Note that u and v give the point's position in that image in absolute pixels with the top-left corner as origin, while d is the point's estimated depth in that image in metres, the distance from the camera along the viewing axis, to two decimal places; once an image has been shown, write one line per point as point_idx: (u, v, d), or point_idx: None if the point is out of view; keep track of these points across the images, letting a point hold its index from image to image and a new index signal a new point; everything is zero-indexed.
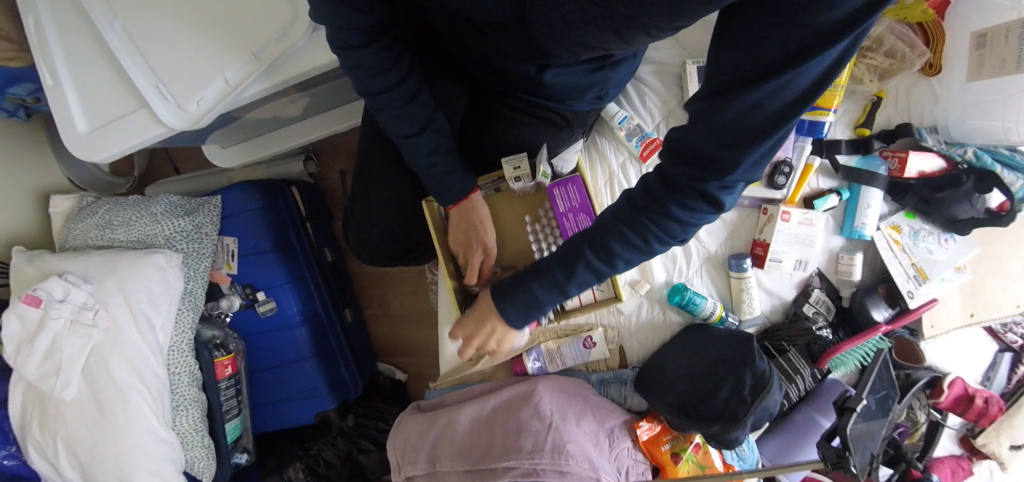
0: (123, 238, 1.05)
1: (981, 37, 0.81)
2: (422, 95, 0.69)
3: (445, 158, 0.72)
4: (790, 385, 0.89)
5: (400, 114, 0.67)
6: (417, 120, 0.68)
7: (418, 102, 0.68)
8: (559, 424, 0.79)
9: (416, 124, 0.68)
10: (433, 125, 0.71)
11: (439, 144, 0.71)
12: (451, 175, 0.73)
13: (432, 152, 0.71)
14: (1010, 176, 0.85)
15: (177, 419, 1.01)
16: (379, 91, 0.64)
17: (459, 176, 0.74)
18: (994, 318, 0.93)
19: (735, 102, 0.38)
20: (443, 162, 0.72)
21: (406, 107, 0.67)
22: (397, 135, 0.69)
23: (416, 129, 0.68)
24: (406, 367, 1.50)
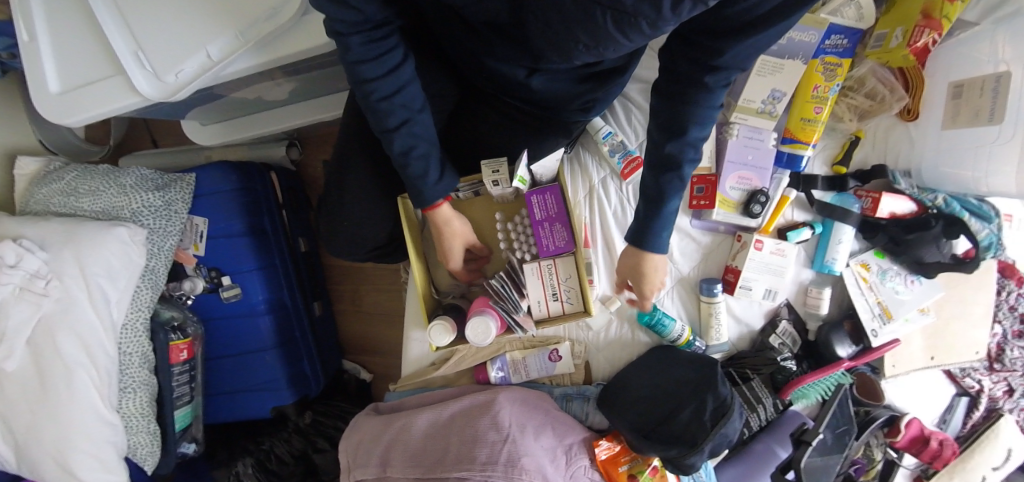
0: (87, 208, 1.01)
1: (958, 88, 0.83)
2: (405, 93, 0.64)
3: (420, 161, 0.67)
4: (751, 413, 0.89)
5: (379, 107, 0.62)
6: (400, 115, 0.64)
7: (399, 100, 0.63)
8: (516, 437, 0.77)
9: (396, 120, 0.64)
10: (411, 126, 0.65)
11: (415, 146, 0.66)
12: (423, 180, 0.69)
13: (405, 154, 0.67)
14: (978, 224, 0.87)
15: (124, 402, 0.97)
16: (370, 78, 0.60)
17: (429, 182, 0.69)
18: (953, 362, 0.95)
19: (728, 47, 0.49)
20: (417, 164, 0.68)
21: (385, 101, 0.62)
22: (381, 129, 0.64)
23: (394, 126, 0.64)
24: (372, 367, 1.47)
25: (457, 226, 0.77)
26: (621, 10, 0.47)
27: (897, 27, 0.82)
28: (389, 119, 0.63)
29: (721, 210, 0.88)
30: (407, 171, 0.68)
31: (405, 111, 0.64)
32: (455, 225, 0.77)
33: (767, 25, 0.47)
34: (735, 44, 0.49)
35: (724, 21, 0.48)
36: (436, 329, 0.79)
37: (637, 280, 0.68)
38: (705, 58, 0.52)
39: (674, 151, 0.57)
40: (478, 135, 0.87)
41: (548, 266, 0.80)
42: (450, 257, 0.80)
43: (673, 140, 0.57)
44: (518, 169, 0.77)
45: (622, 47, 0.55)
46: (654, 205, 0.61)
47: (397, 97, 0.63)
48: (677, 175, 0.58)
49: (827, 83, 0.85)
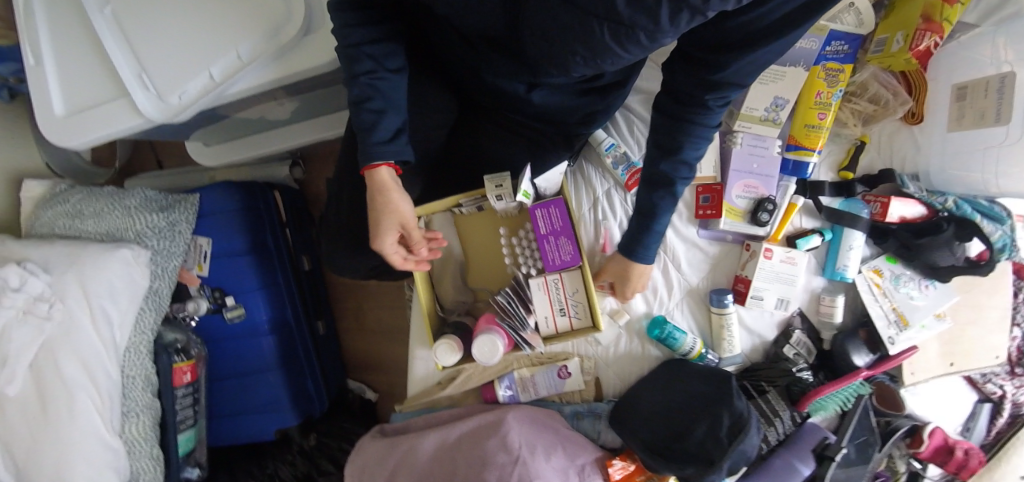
0: (92, 230, 1.02)
1: (961, 90, 0.83)
2: (377, 46, 0.62)
3: (370, 113, 0.62)
4: (768, 427, 0.84)
5: (348, 52, 0.60)
6: (365, 65, 0.60)
7: (369, 50, 0.61)
8: (527, 459, 0.74)
9: (361, 68, 0.61)
10: (373, 78, 0.62)
11: (371, 98, 0.62)
12: (366, 133, 0.63)
13: (360, 103, 0.62)
14: (990, 226, 0.85)
15: (126, 426, 0.95)
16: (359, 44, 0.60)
17: (376, 137, 0.63)
18: (973, 368, 0.92)
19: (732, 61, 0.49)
20: (368, 114, 0.62)
21: (352, 47, 0.60)
22: (372, 141, 0.63)
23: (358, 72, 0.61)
24: (377, 385, 1.45)
25: (402, 204, 0.67)
26: (619, 20, 0.47)
27: (897, 32, 0.81)
28: (353, 64, 0.60)
29: (728, 219, 0.87)
30: (358, 121, 0.63)
31: (370, 61, 0.61)
32: (399, 200, 0.66)
33: (773, 38, 0.47)
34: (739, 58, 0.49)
35: (730, 34, 0.48)
36: (442, 348, 0.78)
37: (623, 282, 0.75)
38: (708, 72, 0.52)
39: (665, 170, 0.61)
40: (481, 150, 0.86)
41: (554, 280, 0.79)
42: (380, 233, 0.68)
43: (666, 158, 0.60)
44: (522, 183, 0.76)
45: (621, 60, 0.54)
46: (644, 220, 0.65)
47: (366, 46, 0.60)
48: (669, 193, 0.62)
49: (829, 89, 0.84)
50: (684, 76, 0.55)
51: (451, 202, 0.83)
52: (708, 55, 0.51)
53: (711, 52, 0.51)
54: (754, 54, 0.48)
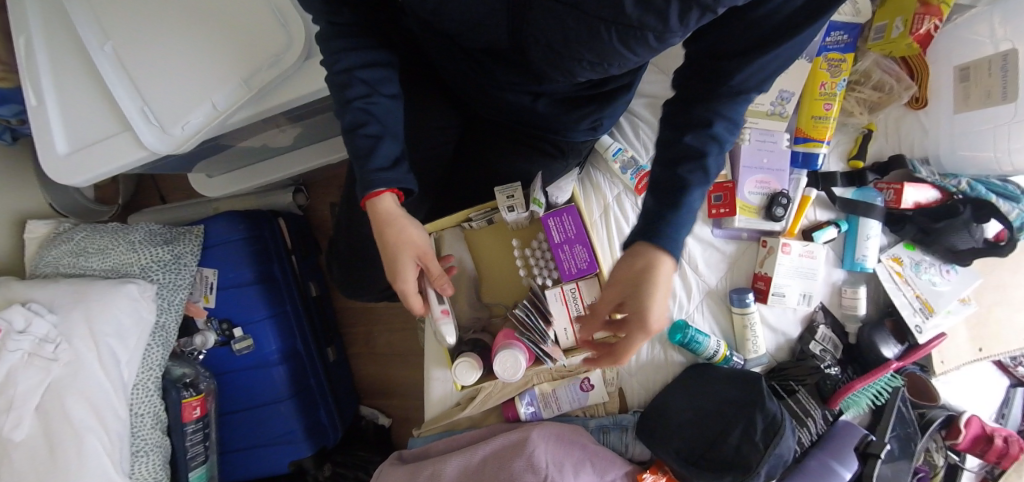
0: (96, 267, 1.00)
1: (964, 70, 0.83)
2: (369, 68, 0.58)
3: (365, 139, 0.57)
4: (801, 429, 0.81)
5: (337, 78, 0.56)
6: (359, 87, 0.57)
7: (361, 72, 0.57)
8: (555, 478, 0.72)
9: (352, 91, 0.57)
10: (370, 102, 0.58)
11: (366, 123, 0.57)
12: (365, 158, 0.57)
13: (354, 129, 0.57)
14: (1006, 205, 0.84)
15: (135, 466, 0.92)
16: (342, 49, 0.56)
17: (374, 160, 0.57)
18: (1003, 352, 0.90)
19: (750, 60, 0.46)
20: (365, 140, 0.57)
21: (345, 71, 0.56)
22: (368, 169, 0.57)
23: (349, 98, 0.57)
24: (390, 410, 1.41)
25: (410, 230, 0.58)
26: (627, 23, 0.46)
27: (896, 18, 0.82)
28: (346, 88, 0.57)
29: (743, 216, 0.86)
30: (353, 149, 0.57)
31: (364, 85, 0.58)
32: (408, 227, 0.58)
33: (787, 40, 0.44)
34: (751, 61, 0.46)
35: (735, 40, 0.47)
36: (461, 367, 0.74)
37: (635, 296, 0.47)
38: (724, 78, 0.48)
39: (693, 142, 0.48)
40: (488, 163, 0.85)
41: (572, 291, 0.76)
42: (401, 273, 0.59)
43: None
44: (535, 193, 0.76)
45: (627, 62, 0.54)
46: (670, 196, 0.48)
47: (359, 70, 0.57)
48: (699, 166, 0.48)
49: (833, 79, 0.84)
50: (697, 78, 0.50)
51: (461, 217, 0.82)
52: (719, 49, 0.48)
53: (723, 46, 0.48)
54: (773, 53, 0.46)
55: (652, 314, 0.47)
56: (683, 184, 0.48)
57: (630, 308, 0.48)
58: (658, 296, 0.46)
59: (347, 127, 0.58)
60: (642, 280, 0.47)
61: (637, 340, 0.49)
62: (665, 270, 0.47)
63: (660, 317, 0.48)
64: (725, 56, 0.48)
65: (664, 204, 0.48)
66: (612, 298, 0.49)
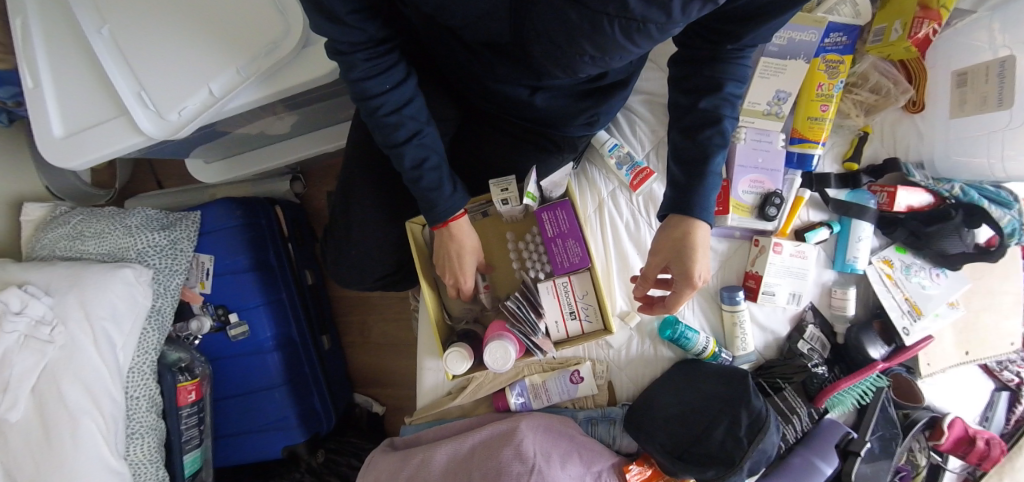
0: (92, 250, 1.01)
1: (962, 76, 0.83)
2: (414, 107, 0.65)
3: (432, 173, 0.67)
4: (786, 425, 0.82)
5: (388, 122, 0.63)
6: (408, 128, 0.65)
7: (409, 113, 0.65)
8: (542, 468, 0.73)
9: (405, 133, 0.64)
10: (422, 137, 0.66)
11: (427, 158, 0.66)
12: (437, 192, 0.68)
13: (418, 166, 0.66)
14: (998, 211, 0.85)
15: (130, 448, 0.93)
16: (375, 94, 0.61)
17: (444, 194, 0.68)
18: (989, 356, 0.91)
19: (748, 31, 0.54)
20: (430, 175, 0.67)
21: (395, 116, 0.63)
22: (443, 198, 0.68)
23: (403, 138, 0.65)
24: (384, 399, 1.43)
25: (471, 237, 0.75)
26: (630, 16, 0.44)
27: (894, 22, 0.82)
28: (397, 133, 0.64)
29: (736, 215, 0.85)
30: (419, 184, 0.67)
31: (413, 125, 0.65)
32: (471, 236, 0.74)
33: (789, 7, 0.51)
34: (751, 31, 0.54)
35: (737, 11, 0.53)
36: (453, 357, 0.75)
37: (679, 259, 0.61)
38: (726, 41, 0.56)
39: (709, 108, 0.59)
40: (484, 156, 0.85)
41: (564, 284, 0.77)
42: (465, 274, 0.76)
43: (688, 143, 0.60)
44: (529, 186, 0.74)
45: (629, 56, 0.52)
46: (698, 168, 0.59)
47: (406, 111, 0.64)
48: (718, 131, 0.59)
49: (830, 80, 0.84)
50: (700, 52, 0.60)
51: None
52: (722, 30, 0.56)
53: (722, 31, 0.56)
54: (769, 24, 0.52)
55: (694, 272, 0.61)
56: (707, 155, 0.59)
57: (676, 268, 0.62)
58: (698, 257, 0.60)
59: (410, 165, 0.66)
60: (683, 247, 0.60)
61: (684, 294, 0.63)
62: (701, 232, 0.60)
63: (700, 274, 0.62)
64: (728, 35, 0.56)
65: (695, 179, 0.59)
66: (658, 263, 0.63)
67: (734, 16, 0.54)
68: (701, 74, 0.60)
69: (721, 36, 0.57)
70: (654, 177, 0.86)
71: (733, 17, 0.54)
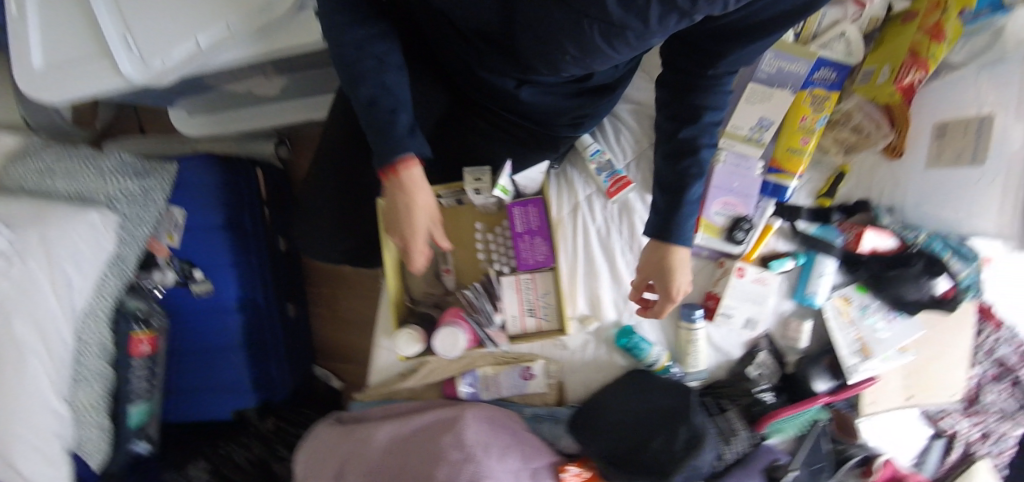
0: (62, 189, 0.98)
1: (943, 127, 0.84)
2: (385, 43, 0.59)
3: (388, 109, 0.58)
4: (725, 446, 0.82)
5: (349, 51, 0.57)
6: (372, 60, 0.58)
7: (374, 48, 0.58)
8: (479, 457, 0.74)
9: (368, 63, 0.57)
10: (383, 76, 0.58)
11: (382, 96, 0.58)
12: (390, 126, 0.57)
13: (371, 103, 0.58)
14: (959, 264, 0.86)
15: (76, 394, 0.93)
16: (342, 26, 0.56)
17: (399, 129, 0.58)
18: (931, 403, 0.93)
19: (736, 50, 0.53)
20: (383, 112, 0.57)
21: (357, 46, 0.57)
22: (395, 134, 0.58)
23: (364, 70, 0.57)
24: (344, 374, 1.44)
25: (428, 197, 0.62)
26: (610, 20, 0.45)
27: (885, 65, 0.85)
28: (358, 63, 0.57)
29: (704, 234, 0.86)
30: (373, 121, 0.58)
31: (376, 60, 0.58)
32: (427, 194, 0.61)
33: (777, 28, 0.51)
34: (740, 50, 0.53)
35: (724, 28, 0.52)
36: (404, 338, 0.75)
37: (661, 276, 0.62)
38: (712, 62, 0.56)
39: (688, 137, 0.59)
40: (464, 144, 0.83)
41: (526, 280, 0.78)
42: (415, 236, 0.63)
43: (669, 163, 0.61)
44: (500, 179, 0.74)
45: (610, 60, 0.52)
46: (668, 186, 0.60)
47: (372, 44, 0.58)
48: (695, 157, 0.59)
49: (814, 115, 0.84)
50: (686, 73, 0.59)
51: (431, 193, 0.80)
52: (708, 53, 0.56)
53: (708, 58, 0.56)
54: (761, 42, 0.52)
55: (675, 288, 0.62)
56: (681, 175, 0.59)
57: (659, 284, 0.63)
58: (678, 275, 0.61)
59: (364, 101, 0.58)
60: (662, 267, 0.61)
61: (667, 305, 0.65)
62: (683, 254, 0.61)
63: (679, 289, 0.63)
64: (714, 56, 0.55)
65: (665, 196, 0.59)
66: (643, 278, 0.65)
67: (724, 35, 0.53)
68: (685, 96, 0.60)
69: (709, 61, 0.56)
70: (632, 186, 0.84)
71: (722, 36, 0.53)
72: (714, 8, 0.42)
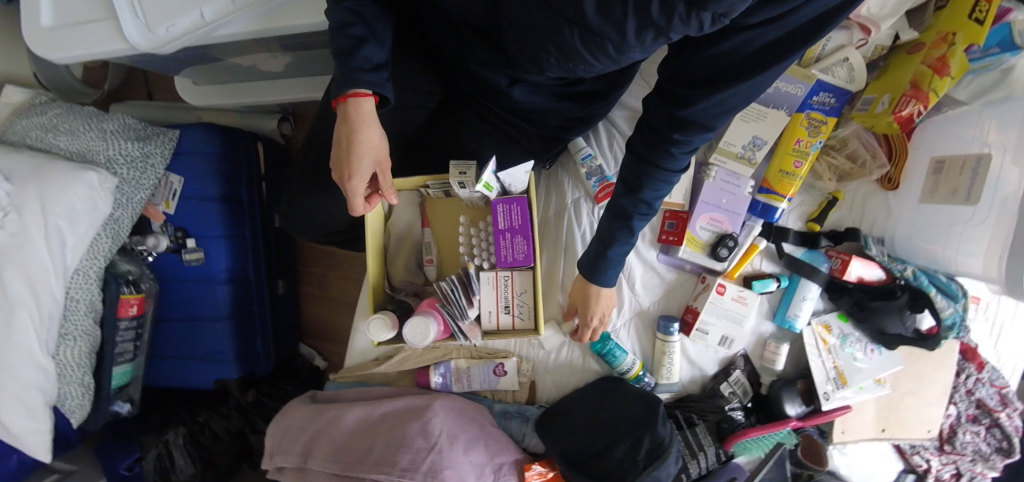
0: (62, 146, 0.99)
1: (939, 164, 0.83)
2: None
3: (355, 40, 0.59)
4: (690, 460, 0.82)
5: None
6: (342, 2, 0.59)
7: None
8: (443, 447, 0.74)
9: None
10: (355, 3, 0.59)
11: (353, 25, 0.59)
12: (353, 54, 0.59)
13: (341, 29, 0.59)
14: (944, 302, 0.85)
15: (60, 349, 0.95)
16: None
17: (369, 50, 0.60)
18: (904, 437, 0.93)
19: (701, 100, 0.51)
20: (349, 42, 0.59)
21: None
22: (350, 67, 0.59)
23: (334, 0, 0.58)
24: (328, 355, 1.45)
25: (376, 135, 0.63)
26: (589, 27, 0.46)
27: (885, 94, 0.83)
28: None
29: (688, 247, 0.86)
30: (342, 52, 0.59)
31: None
32: (374, 132, 0.62)
33: (743, 75, 0.48)
34: (705, 99, 0.50)
35: (696, 73, 0.50)
36: (375, 323, 0.75)
37: (585, 303, 0.73)
38: (678, 111, 0.53)
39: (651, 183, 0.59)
40: (455, 136, 0.84)
41: (505, 277, 0.77)
42: (354, 172, 0.63)
43: (629, 194, 0.61)
44: (483, 175, 0.73)
45: (592, 68, 0.54)
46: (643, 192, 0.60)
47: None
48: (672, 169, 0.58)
49: (810, 138, 0.84)
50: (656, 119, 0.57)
51: (418, 182, 0.81)
52: (677, 101, 0.54)
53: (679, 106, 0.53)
54: (722, 94, 0.49)
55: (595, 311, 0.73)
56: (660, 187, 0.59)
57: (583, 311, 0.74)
58: (598, 302, 0.72)
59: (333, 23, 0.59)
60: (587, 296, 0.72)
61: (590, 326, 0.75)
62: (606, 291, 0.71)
63: (600, 313, 0.74)
64: (683, 103, 0.52)
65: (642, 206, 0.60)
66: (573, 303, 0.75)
67: (696, 80, 0.51)
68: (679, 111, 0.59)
69: (671, 125, 0.55)
70: None
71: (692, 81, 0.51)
72: (689, 30, 0.42)
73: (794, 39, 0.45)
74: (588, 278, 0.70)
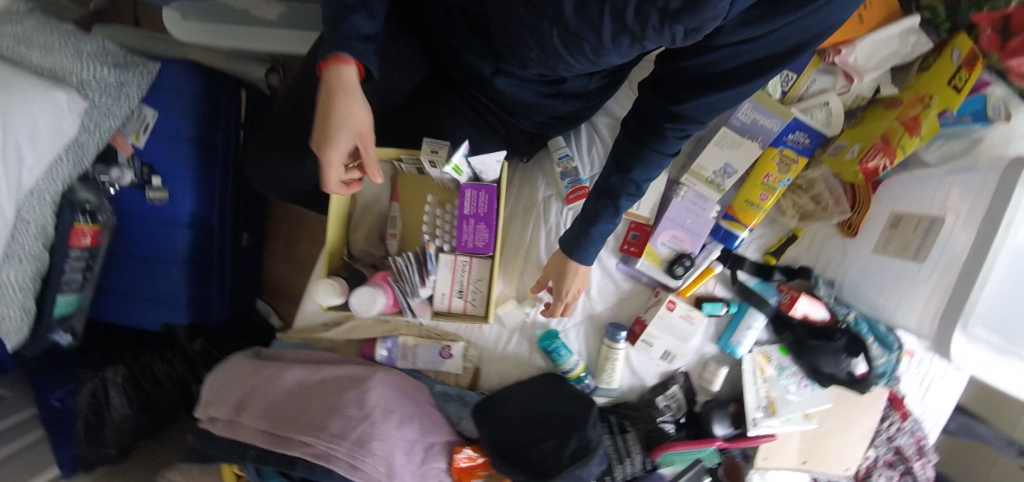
0: (35, 61, 0.94)
1: (897, 219, 0.86)
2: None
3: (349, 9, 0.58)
4: (616, 465, 0.85)
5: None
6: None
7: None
8: (375, 419, 0.74)
9: None
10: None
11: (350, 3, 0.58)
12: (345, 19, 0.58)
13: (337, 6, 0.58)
14: (878, 351, 0.88)
15: (4, 270, 0.93)
16: None
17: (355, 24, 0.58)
18: (823, 471, 0.97)
19: (694, 99, 0.52)
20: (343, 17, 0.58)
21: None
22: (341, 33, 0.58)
23: None
24: (285, 314, 1.44)
25: (356, 107, 0.61)
26: (568, 27, 0.47)
27: (856, 144, 0.87)
28: None
29: (647, 261, 0.88)
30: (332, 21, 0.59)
31: None
32: (355, 103, 0.61)
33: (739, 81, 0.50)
34: (699, 98, 0.52)
35: (691, 73, 0.51)
36: (325, 288, 0.75)
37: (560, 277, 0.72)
38: (672, 106, 0.54)
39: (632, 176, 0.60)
40: (436, 115, 0.84)
41: (463, 262, 0.78)
42: (332, 145, 0.62)
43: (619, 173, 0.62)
44: (453, 157, 0.72)
45: (571, 67, 0.55)
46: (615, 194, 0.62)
47: None
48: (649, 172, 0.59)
49: (778, 174, 0.86)
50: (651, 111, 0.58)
51: (392, 155, 0.80)
52: (670, 97, 0.55)
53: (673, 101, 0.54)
54: (718, 96, 0.51)
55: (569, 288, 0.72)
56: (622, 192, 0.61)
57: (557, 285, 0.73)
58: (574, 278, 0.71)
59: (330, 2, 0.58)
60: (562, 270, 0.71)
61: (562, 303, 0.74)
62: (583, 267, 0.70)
63: (575, 289, 0.73)
64: (678, 98, 0.53)
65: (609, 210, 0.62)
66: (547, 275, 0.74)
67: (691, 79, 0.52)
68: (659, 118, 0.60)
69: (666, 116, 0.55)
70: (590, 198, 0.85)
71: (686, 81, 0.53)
72: (662, 40, 0.44)
73: (778, 59, 0.48)
74: (567, 254, 0.69)
